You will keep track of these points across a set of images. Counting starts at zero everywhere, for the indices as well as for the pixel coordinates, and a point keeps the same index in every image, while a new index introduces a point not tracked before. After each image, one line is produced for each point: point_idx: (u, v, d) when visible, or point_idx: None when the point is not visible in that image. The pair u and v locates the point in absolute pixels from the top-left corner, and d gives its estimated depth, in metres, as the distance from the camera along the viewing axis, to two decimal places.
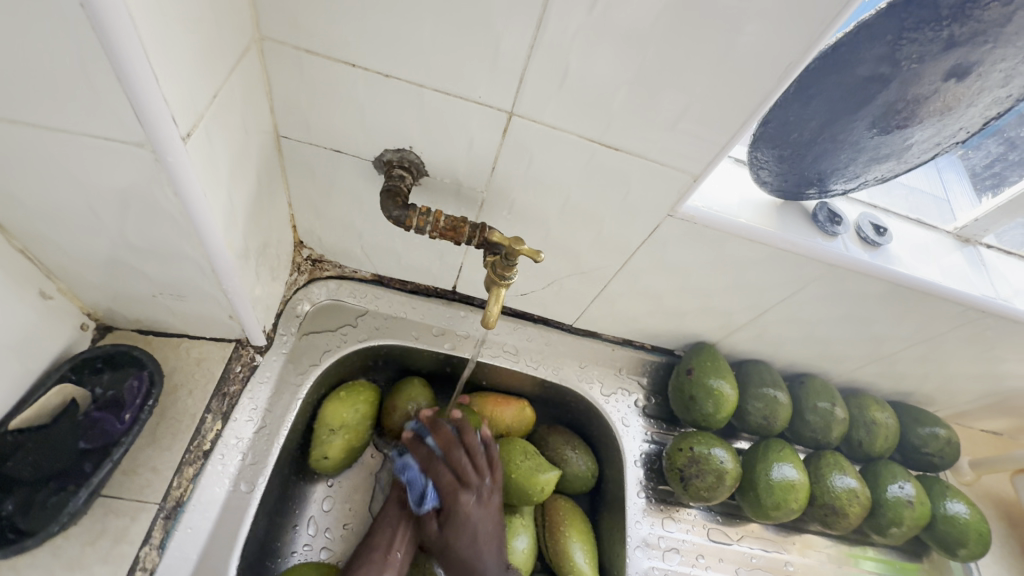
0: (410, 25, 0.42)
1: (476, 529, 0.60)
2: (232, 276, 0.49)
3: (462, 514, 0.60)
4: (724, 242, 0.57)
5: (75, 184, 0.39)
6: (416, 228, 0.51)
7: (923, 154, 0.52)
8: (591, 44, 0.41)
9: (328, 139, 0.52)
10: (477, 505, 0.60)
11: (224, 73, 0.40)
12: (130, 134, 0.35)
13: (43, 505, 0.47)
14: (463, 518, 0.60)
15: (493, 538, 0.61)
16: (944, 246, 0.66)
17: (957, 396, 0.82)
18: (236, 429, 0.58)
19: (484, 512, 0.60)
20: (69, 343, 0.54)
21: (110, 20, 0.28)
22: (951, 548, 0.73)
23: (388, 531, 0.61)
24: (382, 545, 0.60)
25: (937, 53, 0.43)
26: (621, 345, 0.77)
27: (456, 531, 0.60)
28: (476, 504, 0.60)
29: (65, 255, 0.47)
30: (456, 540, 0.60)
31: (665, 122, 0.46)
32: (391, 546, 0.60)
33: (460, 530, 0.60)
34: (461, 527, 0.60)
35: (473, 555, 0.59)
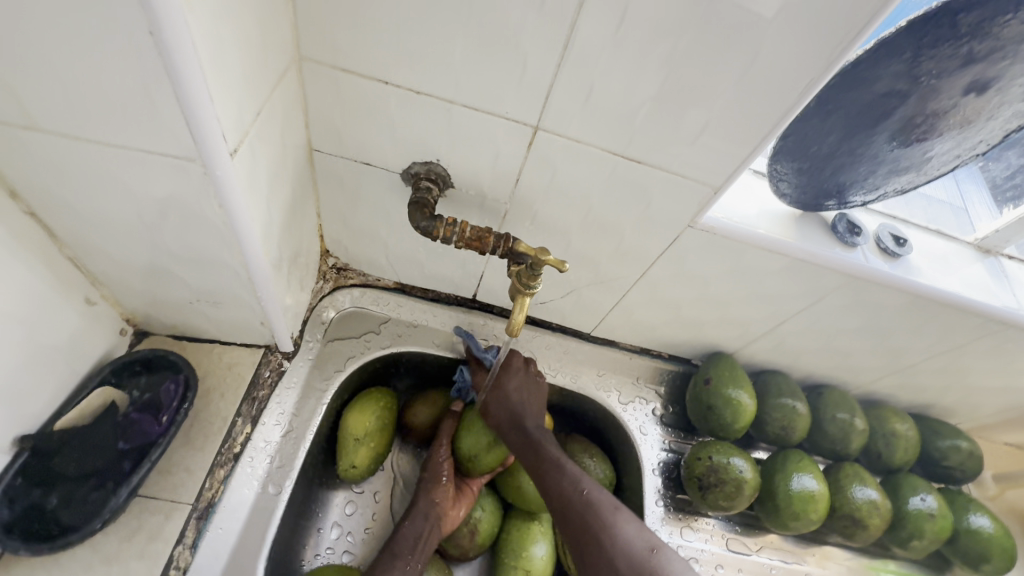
0: (442, 44, 0.44)
1: (512, 404, 0.63)
2: (266, 283, 0.51)
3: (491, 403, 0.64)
4: (743, 252, 0.58)
5: (125, 193, 0.42)
6: (442, 237, 0.53)
7: (943, 166, 0.52)
8: (617, 61, 0.43)
9: (358, 153, 0.54)
10: (516, 390, 0.64)
11: (267, 91, 0.42)
12: (182, 150, 0.37)
13: (84, 501, 0.49)
14: (501, 389, 0.64)
15: (529, 406, 0.64)
16: (965, 257, 0.66)
17: (980, 409, 0.81)
18: (265, 432, 0.60)
19: (516, 382, 0.64)
20: (109, 347, 0.56)
21: (174, 45, 0.31)
22: (974, 563, 0.72)
23: (411, 538, 0.61)
24: (404, 553, 0.59)
25: (955, 70, 0.44)
26: (639, 354, 0.77)
27: (496, 408, 0.63)
28: (514, 385, 0.64)
29: (111, 262, 0.50)
30: (495, 413, 0.63)
31: (688, 136, 0.47)
32: (413, 554, 0.59)
33: (500, 404, 0.63)
34: (501, 400, 0.63)
35: (511, 417, 0.62)
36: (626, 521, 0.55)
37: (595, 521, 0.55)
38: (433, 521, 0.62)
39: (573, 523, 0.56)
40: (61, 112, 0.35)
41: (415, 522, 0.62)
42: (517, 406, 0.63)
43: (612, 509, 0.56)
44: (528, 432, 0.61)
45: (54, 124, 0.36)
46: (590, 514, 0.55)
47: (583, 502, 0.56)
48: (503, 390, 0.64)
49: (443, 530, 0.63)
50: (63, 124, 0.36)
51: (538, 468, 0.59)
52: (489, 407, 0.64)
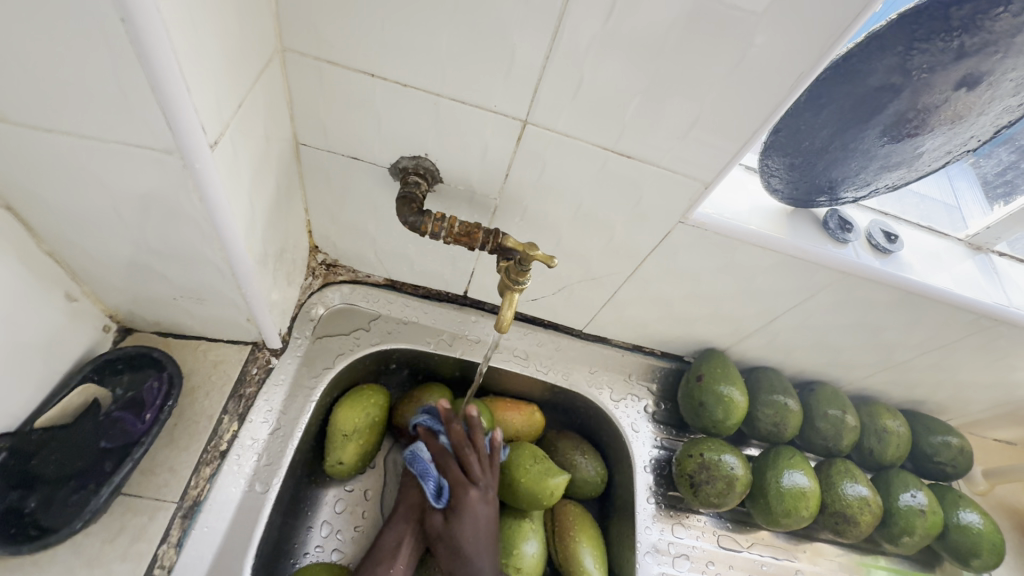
0: (429, 36, 0.43)
1: (477, 527, 0.59)
2: (251, 279, 0.50)
3: (467, 510, 0.59)
4: (735, 249, 0.58)
5: (103, 188, 0.41)
6: (431, 233, 0.52)
7: (935, 161, 0.52)
8: (606, 54, 0.42)
9: (345, 147, 0.53)
10: (481, 500, 0.60)
11: (249, 83, 0.41)
12: (160, 142, 0.36)
13: (64, 503, 0.48)
14: (466, 514, 0.59)
15: (489, 536, 0.59)
16: (956, 254, 0.66)
17: (971, 405, 0.81)
18: (252, 430, 0.59)
19: (485, 505, 0.60)
20: (92, 344, 0.55)
21: (148, 33, 0.30)
22: (964, 559, 0.72)
23: (394, 541, 0.60)
24: (386, 558, 0.59)
25: (947, 64, 0.44)
26: (631, 351, 0.77)
27: (461, 526, 0.59)
28: (481, 503, 0.60)
29: (92, 258, 0.49)
30: (460, 535, 0.58)
31: (677, 131, 0.47)
32: (395, 560, 0.59)
33: (456, 553, 0.58)
34: (468, 521, 0.59)
35: (473, 549, 0.58)
36: None
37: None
38: (414, 527, 0.61)
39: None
40: (34, 104, 0.34)
41: (398, 526, 0.61)
42: (477, 553, 0.58)
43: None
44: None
45: (28, 116, 0.35)
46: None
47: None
48: (464, 537, 0.58)
49: (431, 533, 0.63)
50: (37, 117, 0.35)
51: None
52: (455, 523, 0.59)
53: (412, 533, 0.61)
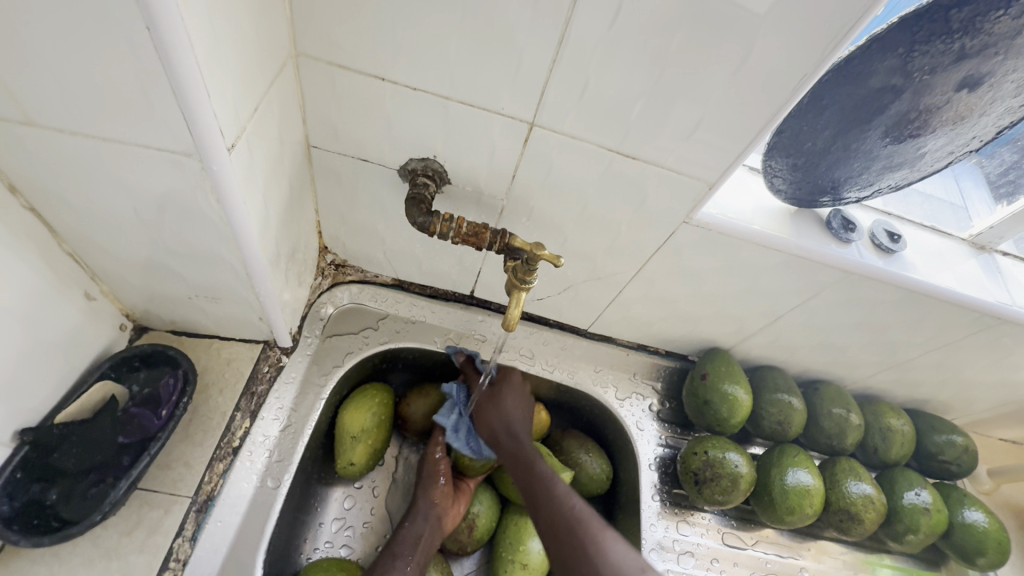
0: (438, 40, 0.44)
1: (514, 400, 0.65)
2: (264, 278, 0.51)
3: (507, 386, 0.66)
4: (738, 248, 0.59)
5: (123, 189, 0.42)
6: (439, 233, 0.53)
7: (937, 161, 0.53)
8: (611, 57, 0.43)
9: (355, 149, 0.55)
10: (517, 386, 0.67)
11: (264, 87, 0.43)
12: (180, 145, 0.37)
13: (84, 496, 0.50)
14: (506, 389, 0.66)
15: (525, 410, 0.65)
16: (959, 253, 0.66)
17: (974, 404, 0.81)
18: (264, 427, 0.60)
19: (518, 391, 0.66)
20: (109, 342, 0.56)
21: (171, 40, 0.31)
22: (969, 557, 0.72)
23: (411, 540, 0.61)
24: (405, 554, 0.60)
25: (948, 65, 0.44)
26: (636, 350, 0.78)
27: (502, 398, 0.65)
28: (519, 390, 0.67)
29: (110, 258, 0.50)
30: (500, 403, 0.65)
31: (682, 133, 0.48)
32: (414, 555, 0.60)
33: (495, 411, 0.64)
34: (507, 392, 0.66)
35: (512, 413, 0.64)
36: (614, 540, 0.51)
37: (583, 534, 0.51)
38: (433, 523, 0.63)
39: (558, 535, 0.52)
40: (59, 108, 0.36)
41: (416, 524, 0.62)
42: (510, 416, 0.64)
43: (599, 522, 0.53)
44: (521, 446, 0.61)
45: (54, 119, 0.36)
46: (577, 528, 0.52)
47: (571, 516, 0.53)
48: (504, 401, 0.65)
49: (443, 530, 0.64)
50: (62, 121, 0.37)
51: (528, 482, 0.58)
52: (496, 390, 0.66)
53: (431, 528, 0.62)
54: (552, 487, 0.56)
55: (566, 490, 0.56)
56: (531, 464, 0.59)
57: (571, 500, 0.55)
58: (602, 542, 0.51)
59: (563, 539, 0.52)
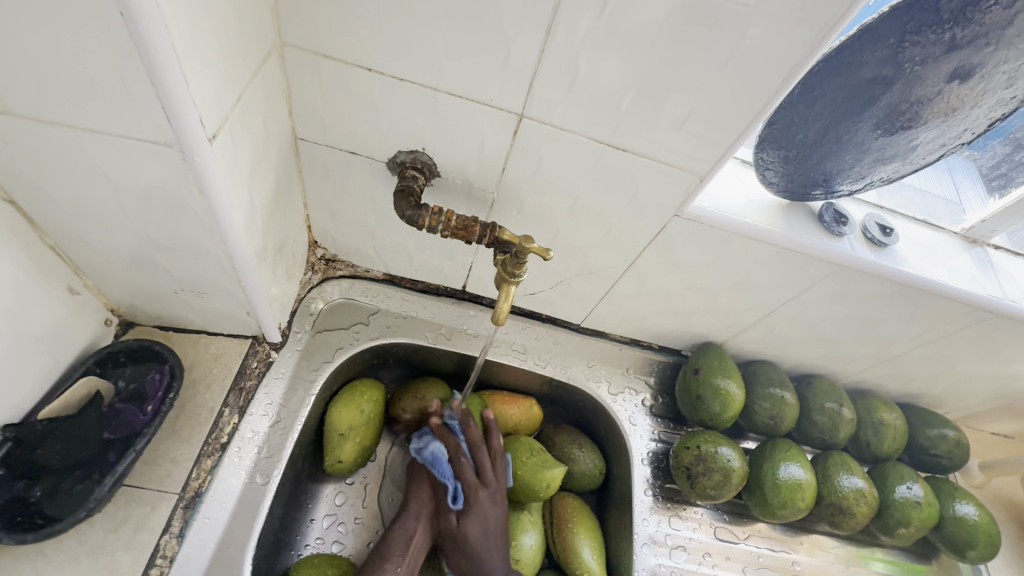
0: (424, 30, 0.43)
1: (490, 524, 0.61)
2: (251, 272, 0.51)
3: (477, 508, 0.61)
4: (730, 242, 0.58)
5: (104, 181, 0.41)
6: (428, 227, 0.53)
7: (929, 154, 0.52)
8: (600, 47, 0.43)
9: (343, 141, 0.54)
10: (490, 501, 0.62)
11: (247, 77, 0.42)
12: (160, 135, 0.37)
13: (69, 492, 0.49)
14: (476, 510, 0.61)
15: (498, 535, 0.61)
16: (952, 247, 0.66)
17: (967, 398, 0.81)
18: (253, 422, 0.60)
19: (497, 508, 0.62)
20: (94, 337, 0.56)
21: (147, 26, 0.30)
22: (960, 550, 0.72)
23: (403, 539, 0.60)
24: (396, 554, 0.59)
25: (939, 56, 0.44)
26: (628, 345, 0.78)
27: (470, 523, 0.61)
28: (490, 501, 0.62)
29: (94, 252, 0.49)
30: (470, 534, 0.60)
31: (672, 124, 0.47)
32: (404, 556, 0.59)
33: (464, 542, 0.60)
34: (476, 520, 0.61)
35: (480, 548, 0.60)
36: None
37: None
38: (423, 522, 0.62)
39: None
40: (36, 97, 0.35)
41: (407, 523, 0.61)
42: (484, 555, 0.60)
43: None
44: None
45: (30, 109, 0.36)
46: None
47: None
48: (476, 519, 0.61)
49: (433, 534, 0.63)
50: (39, 111, 0.36)
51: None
52: (464, 520, 0.61)
53: (422, 526, 0.61)
54: None
55: None
56: None
57: None
58: None
59: None
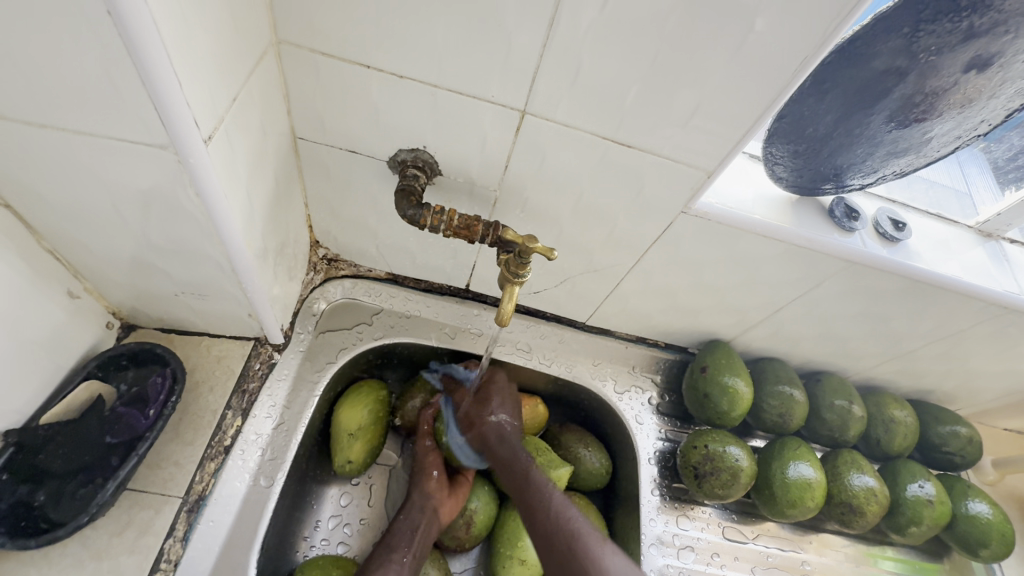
0: (424, 26, 0.42)
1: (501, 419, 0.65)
2: (251, 274, 0.50)
3: (488, 399, 0.66)
4: (738, 238, 0.57)
5: (100, 183, 0.41)
6: (430, 226, 0.52)
7: (944, 146, 0.51)
8: (605, 42, 0.41)
9: (344, 140, 0.53)
10: (501, 395, 0.67)
11: (243, 76, 0.41)
12: (155, 138, 0.36)
13: (72, 497, 0.49)
14: (490, 401, 0.66)
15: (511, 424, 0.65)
16: (966, 241, 0.64)
17: (980, 394, 0.80)
18: (256, 425, 0.59)
19: (502, 402, 0.66)
20: (96, 341, 0.55)
21: (135, 27, 0.29)
22: (972, 548, 0.71)
23: (408, 532, 0.61)
24: (401, 546, 0.59)
25: (956, 45, 0.43)
26: (634, 342, 0.77)
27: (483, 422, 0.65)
28: (501, 394, 0.67)
29: (92, 255, 0.49)
30: (484, 416, 0.65)
31: (679, 119, 0.46)
32: (411, 548, 0.59)
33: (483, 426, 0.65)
34: (490, 407, 0.66)
35: (499, 427, 0.64)
36: (611, 554, 0.56)
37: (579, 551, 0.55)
38: (427, 516, 0.62)
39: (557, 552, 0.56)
40: (25, 98, 0.34)
41: (411, 518, 0.62)
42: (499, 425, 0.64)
43: (595, 539, 0.57)
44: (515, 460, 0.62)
45: (22, 112, 0.35)
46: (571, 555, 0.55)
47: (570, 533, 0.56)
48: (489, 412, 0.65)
49: (441, 522, 0.63)
50: (28, 112, 0.35)
51: (524, 508, 0.60)
52: (478, 407, 0.66)
53: (427, 520, 0.62)
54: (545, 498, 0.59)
55: (560, 503, 0.59)
56: (522, 478, 0.61)
57: (566, 513, 0.58)
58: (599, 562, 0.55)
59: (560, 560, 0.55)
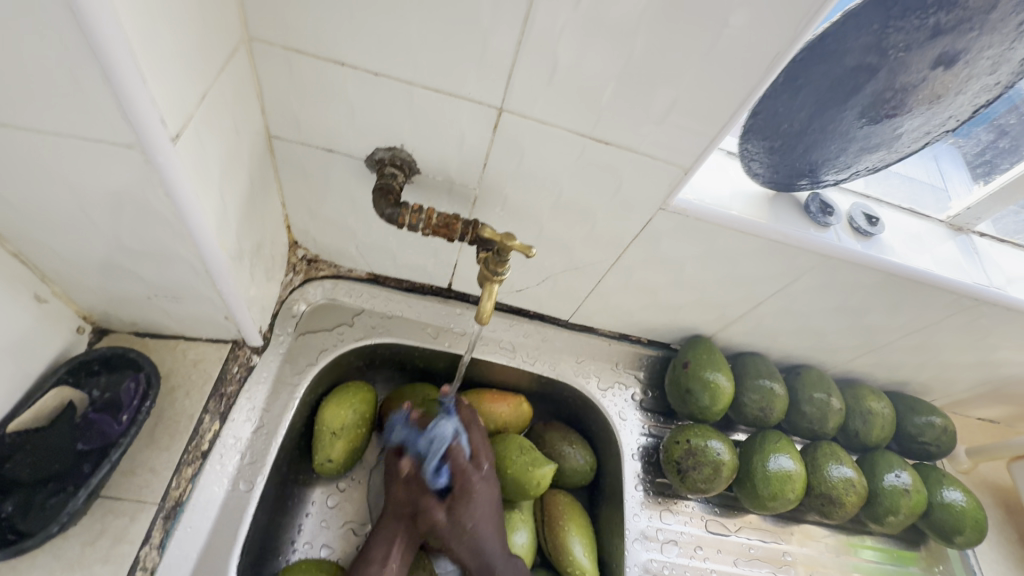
0: (398, 21, 0.42)
1: (481, 508, 0.60)
2: (225, 276, 0.49)
3: (476, 497, 0.60)
4: (716, 235, 0.58)
5: (66, 186, 0.40)
6: (408, 225, 0.51)
7: (914, 142, 0.52)
8: (580, 40, 0.41)
9: (319, 138, 0.52)
10: (489, 488, 0.62)
11: (213, 74, 0.40)
12: (119, 136, 0.35)
13: (42, 507, 0.48)
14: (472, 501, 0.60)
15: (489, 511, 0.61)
16: (937, 235, 0.66)
17: (953, 385, 0.82)
18: (234, 429, 0.58)
19: (489, 489, 0.61)
20: (66, 345, 0.54)
21: (96, 24, 0.29)
22: (948, 536, 0.73)
23: (385, 542, 0.60)
24: (378, 560, 0.58)
25: (923, 42, 0.44)
26: (617, 340, 0.77)
27: (466, 512, 0.60)
28: (486, 496, 0.61)
29: (60, 258, 0.48)
30: (465, 510, 0.60)
31: (655, 116, 0.46)
32: (386, 561, 0.59)
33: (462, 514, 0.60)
34: (473, 507, 0.60)
35: (480, 534, 0.60)
36: None
37: None
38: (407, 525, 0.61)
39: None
40: None
41: (391, 527, 0.61)
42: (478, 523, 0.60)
43: None
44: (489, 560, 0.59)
45: None
46: None
47: None
48: (477, 493, 0.61)
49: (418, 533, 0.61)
50: None
51: None
52: (462, 499, 0.60)
53: (405, 530, 0.61)
54: None
55: None
56: None
57: None
58: None
59: None
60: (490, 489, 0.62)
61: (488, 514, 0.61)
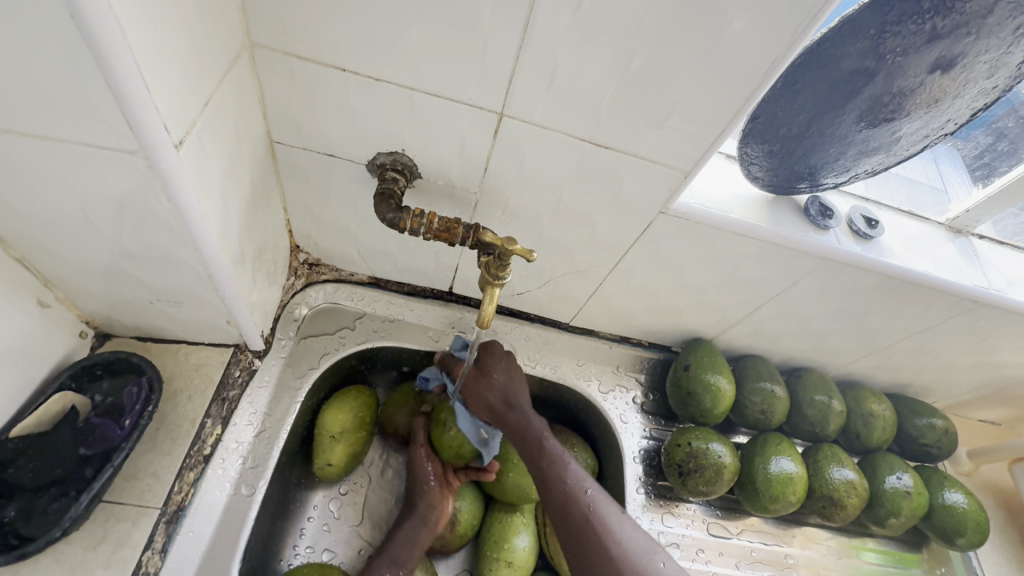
0: (399, 27, 0.42)
1: (501, 384, 0.63)
2: (228, 281, 0.49)
3: (490, 379, 0.63)
4: (716, 238, 0.58)
5: (69, 192, 0.40)
6: (410, 229, 0.52)
7: (913, 145, 0.52)
8: (580, 45, 0.42)
9: (321, 143, 0.53)
10: (502, 373, 0.64)
11: (215, 80, 0.41)
12: (123, 143, 0.35)
13: (44, 512, 0.48)
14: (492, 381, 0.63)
15: (520, 388, 0.64)
16: (937, 238, 0.66)
17: (954, 387, 0.82)
18: (236, 433, 0.58)
19: (505, 374, 0.64)
20: (69, 350, 0.54)
21: (100, 33, 0.29)
22: (950, 538, 0.73)
23: (408, 544, 0.61)
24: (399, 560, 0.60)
25: (920, 46, 0.44)
26: (619, 343, 0.77)
27: (486, 389, 0.63)
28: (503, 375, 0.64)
29: (63, 264, 0.48)
30: (485, 389, 0.63)
31: (655, 120, 0.46)
32: (407, 561, 0.60)
33: (489, 394, 0.63)
34: (492, 384, 0.63)
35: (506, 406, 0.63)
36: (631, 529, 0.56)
37: (596, 520, 0.55)
38: (428, 527, 0.63)
39: (575, 525, 0.56)
40: None
41: (412, 528, 0.62)
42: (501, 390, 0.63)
43: (612, 509, 0.57)
44: (527, 426, 0.61)
45: None
46: (577, 511, 0.56)
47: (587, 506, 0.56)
48: (492, 378, 0.63)
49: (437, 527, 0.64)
50: None
51: (539, 467, 0.59)
52: (481, 385, 0.63)
53: (426, 531, 0.62)
54: (558, 467, 0.58)
55: (577, 472, 0.59)
56: (537, 442, 0.60)
57: (581, 483, 0.58)
58: (613, 530, 0.55)
59: (577, 528, 0.55)
60: (506, 373, 0.64)
61: (505, 393, 0.63)
